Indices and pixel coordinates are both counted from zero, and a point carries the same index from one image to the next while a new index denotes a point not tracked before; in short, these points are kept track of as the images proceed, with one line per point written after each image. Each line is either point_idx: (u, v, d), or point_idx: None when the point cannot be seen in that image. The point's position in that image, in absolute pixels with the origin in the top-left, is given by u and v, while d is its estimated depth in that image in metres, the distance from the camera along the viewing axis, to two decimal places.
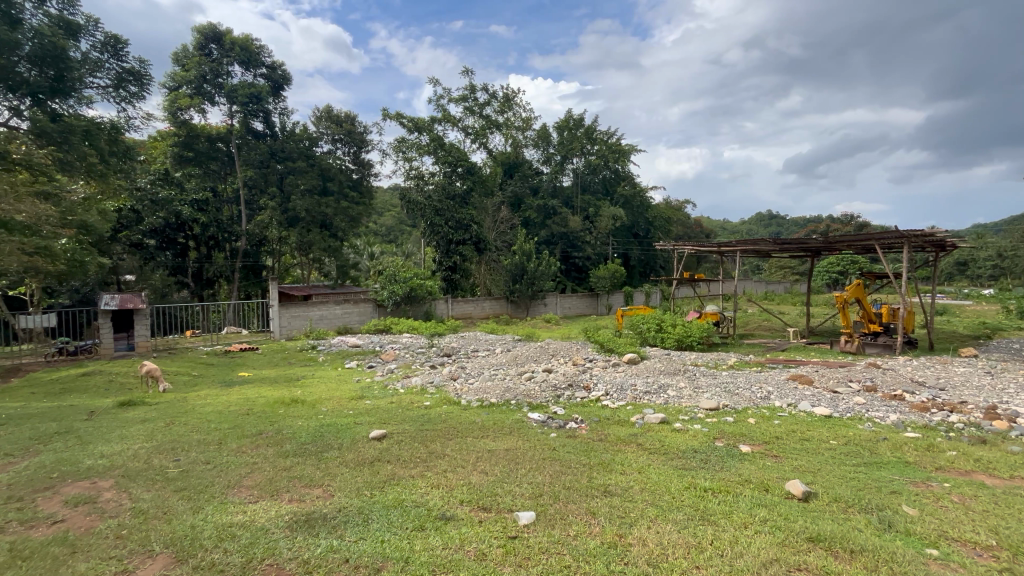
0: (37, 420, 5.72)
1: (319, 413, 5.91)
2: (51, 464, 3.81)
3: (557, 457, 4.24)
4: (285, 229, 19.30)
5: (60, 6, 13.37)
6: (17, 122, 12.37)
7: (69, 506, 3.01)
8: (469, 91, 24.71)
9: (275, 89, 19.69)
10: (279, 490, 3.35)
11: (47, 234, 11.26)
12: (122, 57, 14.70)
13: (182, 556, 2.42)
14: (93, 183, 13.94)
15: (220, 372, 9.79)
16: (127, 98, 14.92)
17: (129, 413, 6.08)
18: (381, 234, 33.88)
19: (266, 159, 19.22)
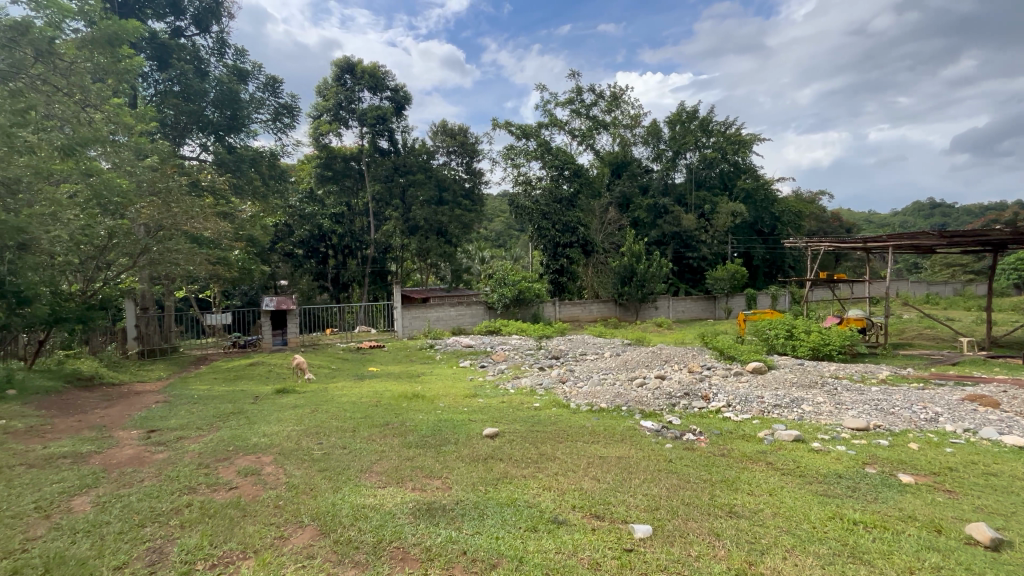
0: (219, 401, 6.93)
1: (437, 408, 6.30)
2: (227, 439, 4.56)
3: (674, 470, 3.99)
4: (407, 237, 20.95)
5: (234, 58, 16.10)
6: (205, 156, 15.15)
7: (241, 475, 3.56)
8: (576, 93, 24.59)
9: (398, 109, 21.53)
10: (404, 478, 3.61)
11: (225, 246, 13.60)
12: (278, 94, 17.22)
13: (326, 530, 2.71)
14: (257, 202, 16.48)
15: (353, 367, 10.92)
16: (282, 129, 17.46)
17: (283, 399, 7.07)
18: (492, 239, 35.22)
19: (390, 174, 21.10)
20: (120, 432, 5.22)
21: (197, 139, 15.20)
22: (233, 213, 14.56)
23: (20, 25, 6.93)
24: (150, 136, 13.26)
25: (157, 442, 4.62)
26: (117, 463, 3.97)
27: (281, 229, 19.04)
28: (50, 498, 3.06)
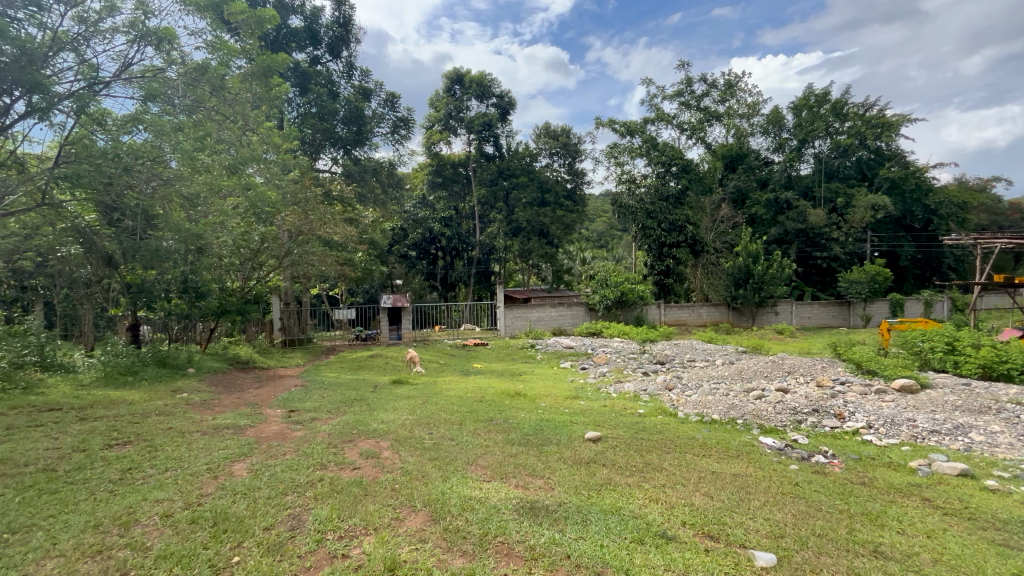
0: (345, 388, 7.72)
1: (539, 407, 6.35)
2: (352, 423, 5.05)
3: (800, 494, 3.56)
4: (510, 239, 21.20)
5: (360, 79, 17.83)
6: (336, 169, 16.97)
7: (363, 457, 3.91)
8: (686, 84, 23.23)
9: (503, 114, 22.15)
10: (507, 474, 3.69)
11: (351, 249, 15.09)
12: (396, 108, 18.71)
13: (436, 517, 2.86)
14: (378, 209, 18.07)
15: (459, 363, 11.46)
16: (399, 140, 18.94)
17: (398, 389, 7.66)
18: (594, 239, 34.71)
19: (495, 178, 21.74)
20: (269, 410, 6.05)
21: (329, 154, 17.09)
22: (358, 219, 16.12)
23: (200, 66, 8.33)
24: (293, 153, 15.20)
25: (296, 421, 5.27)
26: (266, 437, 4.61)
27: (397, 233, 20.67)
28: (218, 462, 3.63)
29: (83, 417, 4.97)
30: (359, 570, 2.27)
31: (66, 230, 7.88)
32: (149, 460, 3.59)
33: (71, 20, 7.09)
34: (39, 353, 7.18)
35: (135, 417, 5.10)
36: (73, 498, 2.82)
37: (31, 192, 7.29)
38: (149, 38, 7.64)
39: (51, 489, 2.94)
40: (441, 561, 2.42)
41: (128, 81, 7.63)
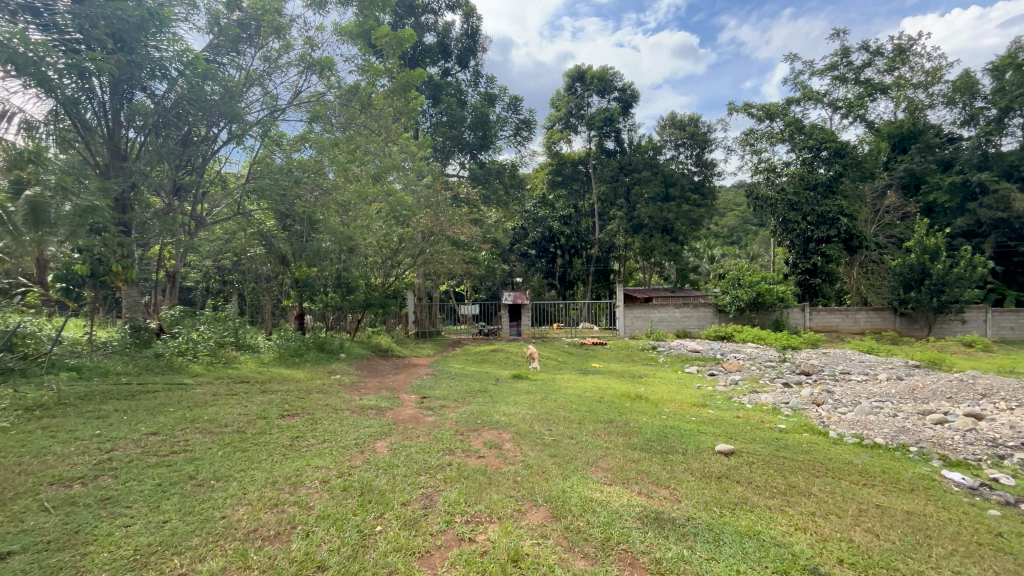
0: (470, 379, 8.17)
1: (662, 412, 6.02)
2: (476, 413, 5.31)
3: (1005, 549, 2.86)
4: (631, 236, 20.48)
5: (486, 86, 18.69)
6: (463, 173, 18.02)
7: (487, 447, 4.08)
8: (841, 55, 20.15)
9: (626, 108, 21.45)
10: (629, 479, 3.56)
11: (475, 248, 15.90)
12: (519, 111, 19.23)
13: (557, 514, 2.86)
14: (500, 209, 18.81)
15: (577, 361, 11.40)
16: (522, 141, 19.46)
17: (518, 384, 7.88)
18: (723, 236, 32.00)
19: (616, 174, 20.93)
20: (404, 395, 6.66)
21: (458, 159, 18.22)
22: (482, 220, 16.94)
23: (352, 87, 9.44)
24: (427, 160, 16.50)
25: (428, 407, 5.71)
26: (403, 419, 5.06)
27: (518, 232, 21.29)
28: (364, 438, 4.08)
29: (263, 389, 5.96)
30: (485, 556, 2.36)
31: (254, 234, 9.55)
32: (312, 431, 4.18)
33: (259, 59, 8.52)
34: (235, 335, 8.76)
35: (301, 392, 5.99)
36: (257, 457, 3.37)
37: (230, 204, 8.98)
38: (314, 67, 8.87)
39: (243, 448, 3.56)
40: (564, 559, 2.41)
41: (299, 106, 8.97)
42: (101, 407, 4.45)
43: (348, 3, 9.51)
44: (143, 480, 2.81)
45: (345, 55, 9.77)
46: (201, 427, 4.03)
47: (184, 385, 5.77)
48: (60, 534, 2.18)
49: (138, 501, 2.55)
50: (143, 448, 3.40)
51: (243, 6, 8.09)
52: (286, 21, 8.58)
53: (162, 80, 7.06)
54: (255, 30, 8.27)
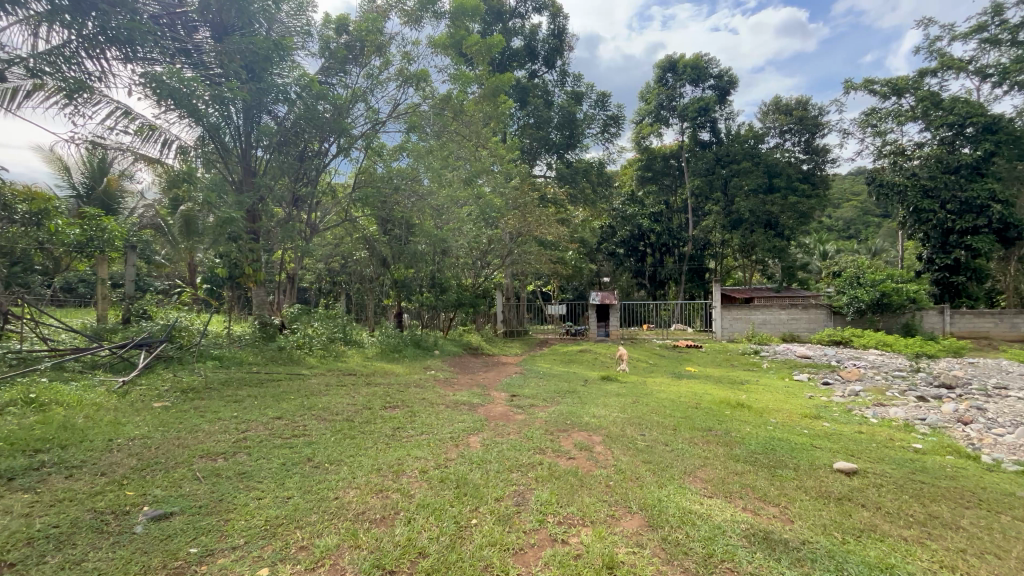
0: (558, 379, 8.16)
1: (767, 423, 5.54)
2: (566, 413, 5.27)
3: None
4: (729, 232, 19.11)
5: (572, 84, 18.55)
6: (550, 173, 18.04)
7: (577, 448, 4.04)
8: (994, 13, 17.05)
9: (723, 96, 20.05)
10: (732, 493, 3.30)
11: (562, 248, 15.82)
12: (607, 107, 18.82)
13: (653, 524, 2.74)
14: (587, 208, 18.56)
15: (670, 364, 10.88)
16: (609, 138, 19.04)
17: (607, 386, 7.71)
18: (839, 229, 28.67)
19: (712, 166, 19.55)
20: (494, 392, 6.82)
21: (545, 159, 18.29)
22: (569, 219, 16.84)
23: (445, 96, 9.81)
24: (514, 162, 16.77)
25: (518, 405, 5.78)
26: (494, 416, 5.18)
27: (606, 231, 20.90)
28: (458, 432, 4.24)
29: (368, 382, 6.44)
30: (579, 560, 2.33)
31: (359, 238, 10.37)
32: (411, 423, 4.43)
33: (363, 77, 9.21)
34: (343, 331, 9.58)
35: (401, 386, 6.39)
36: (364, 444, 3.64)
37: (339, 211, 9.82)
38: (411, 80, 9.42)
39: (351, 435, 3.87)
40: (661, 572, 2.30)
41: (398, 118, 9.59)
42: (237, 393, 5.10)
43: (441, 16, 9.99)
44: (270, 459, 3.17)
45: (439, 66, 10.27)
46: (316, 414, 4.47)
47: (302, 375, 6.43)
48: (208, 500, 2.52)
49: (267, 477, 2.87)
50: (271, 431, 3.83)
51: (350, 29, 8.83)
52: (386, 39, 9.21)
53: (284, 103, 7.94)
54: (359, 50, 9.00)
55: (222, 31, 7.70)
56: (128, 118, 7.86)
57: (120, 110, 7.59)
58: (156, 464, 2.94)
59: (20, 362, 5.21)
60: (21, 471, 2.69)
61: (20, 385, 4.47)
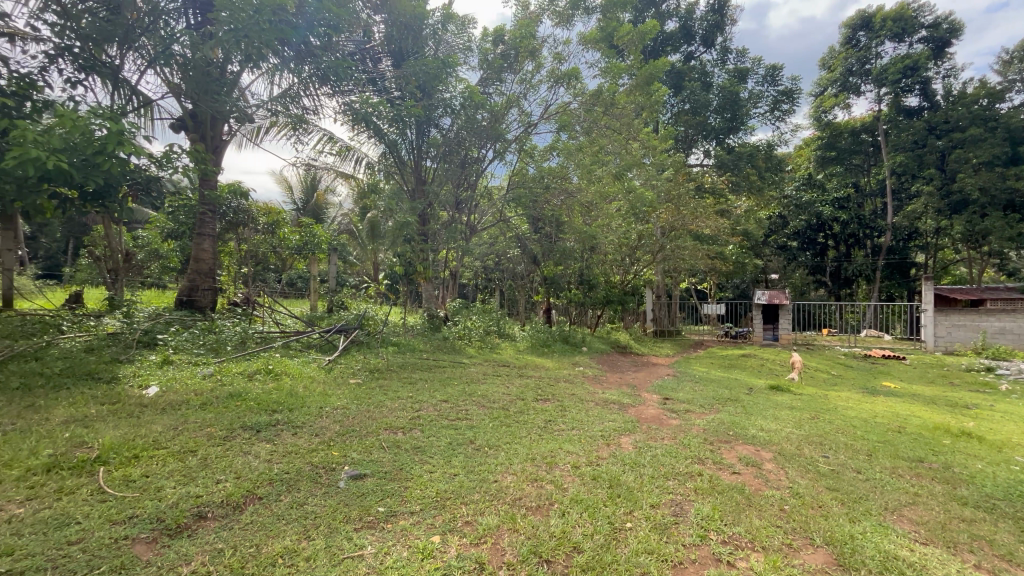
0: (716, 385, 7.49)
1: (1009, 460, 4.30)
2: (727, 423, 4.80)
3: None
4: (948, 217, 15.33)
5: (736, 61, 16.80)
6: (708, 162, 16.59)
7: (742, 463, 3.65)
8: None
9: (940, 48, 16.08)
10: (958, 544, 2.64)
11: (722, 241, 14.45)
12: (778, 82, 16.61)
13: (845, 564, 2.33)
14: (752, 196, 16.66)
15: (860, 377, 9.16)
16: (781, 116, 16.77)
17: (777, 396, 6.82)
18: None
19: (923, 138, 15.83)
20: (645, 393, 6.56)
21: (703, 147, 16.93)
22: (730, 211, 15.34)
23: (596, 91, 9.81)
24: (667, 153, 15.86)
25: (671, 409, 5.46)
26: (646, 418, 4.98)
27: (775, 222, 18.92)
28: (610, 432, 4.17)
29: (520, 373, 6.76)
30: None
31: (512, 237, 10.90)
32: (563, 417, 4.52)
33: (517, 83, 9.64)
34: (497, 325, 10.20)
35: (551, 380, 6.55)
36: (519, 433, 3.81)
37: (494, 213, 10.39)
38: (562, 80, 9.59)
39: (508, 423, 4.09)
40: None
41: (549, 119, 9.86)
42: (412, 375, 5.81)
43: (593, 12, 9.92)
44: (439, 438, 3.52)
45: (590, 61, 10.25)
46: (476, 400, 4.84)
47: (463, 364, 7.02)
48: (392, 468, 2.91)
49: (436, 453, 3.20)
50: (439, 412, 4.25)
51: (506, 38, 9.28)
52: (539, 43, 9.48)
53: (449, 115, 8.78)
54: (514, 57, 9.40)
55: (399, 57, 8.82)
56: (331, 142, 9.48)
57: (325, 136, 9.19)
58: (353, 431, 3.50)
59: (262, 340, 6.69)
60: (265, 425, 3.44)
61: (262, 357, 5.74)
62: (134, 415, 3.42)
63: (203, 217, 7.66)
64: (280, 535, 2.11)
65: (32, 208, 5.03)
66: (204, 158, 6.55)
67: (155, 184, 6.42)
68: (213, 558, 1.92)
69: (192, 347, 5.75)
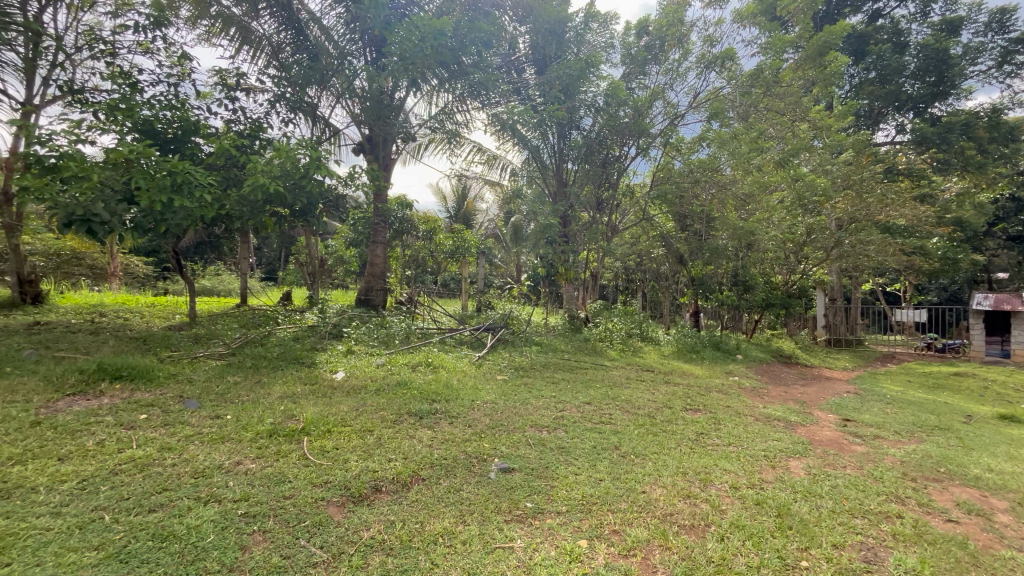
0: (916, 407, 6.15)
1: None
2: (936, 456, 3.89)
3: None
4: None
5: (943, 11, 13.62)
6: (903, 138, 13.73)
7: (962, 510, 2.91)
8: None
9: None
10: None
11: (924, 233, 11.83)
12: (1010, 27, 13.01)
13: None
14: (969, 175, 13.32)
15: None
16: (1015, 71, 13.09)
17: (1010, 428, 5.34)
18: None
19: None
20: (818, 412, 5.66)
21: (895, 120, 14.05)
22: (935, 195, 12.50)
23: (754, 71, 8.88)
24: (845, 132, 13.55)
25: (854, 433, 4.62)
26: (821, 441, 4.31)
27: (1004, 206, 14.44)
28: (775, 452, 3.68)
29: (666, 380, 6.38)
30: None
31: (655, 236, 10.39)
32: (716, 430, 4.13)
33: (662, 74, 9.15)
34: (639, 328, 9.83)
35: (701, 389, 6.03)
36: (667, 443, 3.59)
37: (637, 211, 10.02)
38: (714, 63, 8.92)
39: (655, 431, 3.88)
40: None
41: (698, 107, 9.25)
42: (555, 375, 5.89)
43: None
44: (584, 440, 3.50)
45: (748, 39, 9.29)
46: (621, 405, 4.70)
47: (605, 366, 6.90)
48: (538, 465, 2.97)
49: (581, 456, 3.18)
50: (582, 414, 4.23)
51: (650, 29, 8.91)
52: (687, 28, 8.89)
53: (591, 115, 8.75)
54: (660, 47, 8.99)
55: (542, 64, 9.08)
56: (480, 152, 10.14)
57: (475, 147, 9.88)
58: (501, 425, 3.68)
59: (422, 336, 7.44)
60: (426, 413, 3.80)
61: (422, 351, 6.37)
62: (328, 395, 4.07)
63: (377, 227, 8.84)
64: (439, 516, 2.30)
65: (258, 224, 6.33)
66: (378, 176, 7.55)
67: (341, 201, 7.56)
68: (388, 528, 2.18)
69: (369, 340, 6.66)
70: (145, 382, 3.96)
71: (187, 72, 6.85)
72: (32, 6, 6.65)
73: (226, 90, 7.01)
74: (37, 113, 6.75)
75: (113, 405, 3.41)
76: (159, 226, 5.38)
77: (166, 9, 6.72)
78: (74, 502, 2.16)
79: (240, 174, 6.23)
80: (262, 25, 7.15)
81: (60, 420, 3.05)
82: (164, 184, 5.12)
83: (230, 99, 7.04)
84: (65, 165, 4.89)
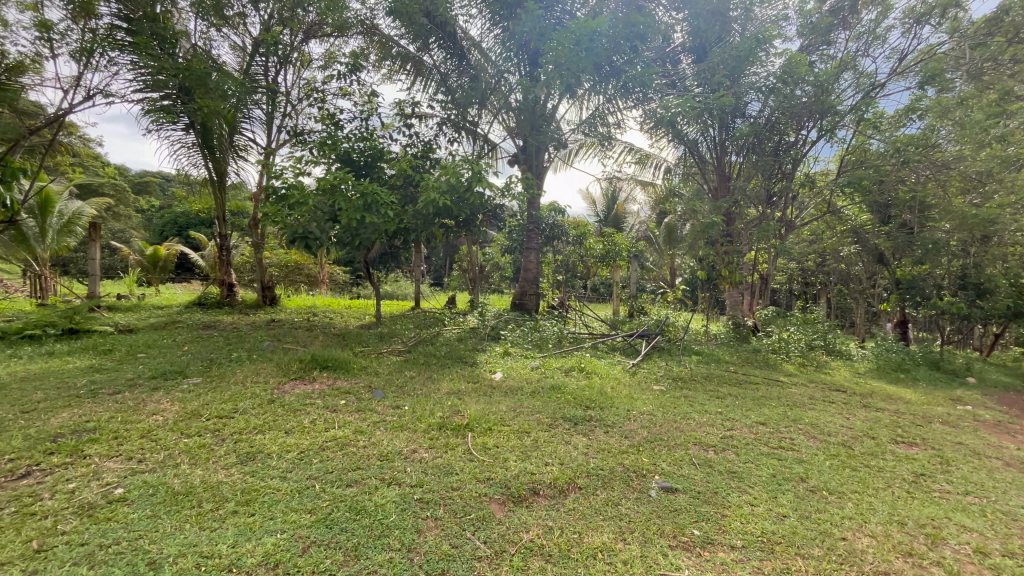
0: None
1: None
2: None
3: None
4: None
5: None
6: None
7: None
8: None
9: None
10: None
11: None
12: None
13: None
14: None
15: None
16: None
17: None
18: None
19: None
20: None
21: None
22: None
23: (995, 15, 6.98)
24: None
25: None
26: None
27: None
28: None
29: (864, 403, 5.31)
30: None
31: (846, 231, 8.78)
32: (942, 472, 3.28)
33: (853, 39, 7.73)
34: (824, 339, 8.39)
35: (916, 418, 4.87)
36: (873, 483, 2.95)
37: (820, 203, 8.64)
38: (929, 15, 7.26)
39: (854, 466, 3.23)
40: None
41: (905, 72, 7.61)
42: (719, 389, 5.34)
43: None
44: (760, 467, 3.07)
45: None
46: (804, 429, 4.04)
47: (780, 382, 6.03)
48: (705, 489, 2.70)
49: (757, 484, 2.80)
50: (756, 435, 3.74)
51: None
52: None
53: (761, 99, 7.82)
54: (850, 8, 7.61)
55: (702, 51, 8.42)
56: (632, 152, 9.83)
57: (627, 147, 9.61)
58: (661, 440, 3.45)
59: (574, 340, 7.45)
60: (581, 419, 3.77)
61: (575, 356, 6.38)
62: (488, 394, 4.31)
63: (530, 233, 9.18)
64: (599, 530, 2.23)
65: (429, 235, 7.07)
66: (532, 184, 7.86)
67: (499, 210, 8.05)
68: (545, 533, 2.18)
69: (523, 343, 6.91)
70: (344, 372, 4.70)
71: (375, 107, 8.00)
72: (272, 70, 8.50)
73: (404, 119, 8.01)
74: (273, 154, 8.60)
75: (322, 391, 4.10)
76: (354, 240, 6.36)
77: (360, 57, 7.97)
78: (296, 469, 2.64)
79: (415, 192, 7.05)
80: (432, 57, 8.00)
81: (287, 399, 3.78)
82: (358, 204, 6.03)
83: (407, 126, 8.04)
84: (291, 194, 6.12)
